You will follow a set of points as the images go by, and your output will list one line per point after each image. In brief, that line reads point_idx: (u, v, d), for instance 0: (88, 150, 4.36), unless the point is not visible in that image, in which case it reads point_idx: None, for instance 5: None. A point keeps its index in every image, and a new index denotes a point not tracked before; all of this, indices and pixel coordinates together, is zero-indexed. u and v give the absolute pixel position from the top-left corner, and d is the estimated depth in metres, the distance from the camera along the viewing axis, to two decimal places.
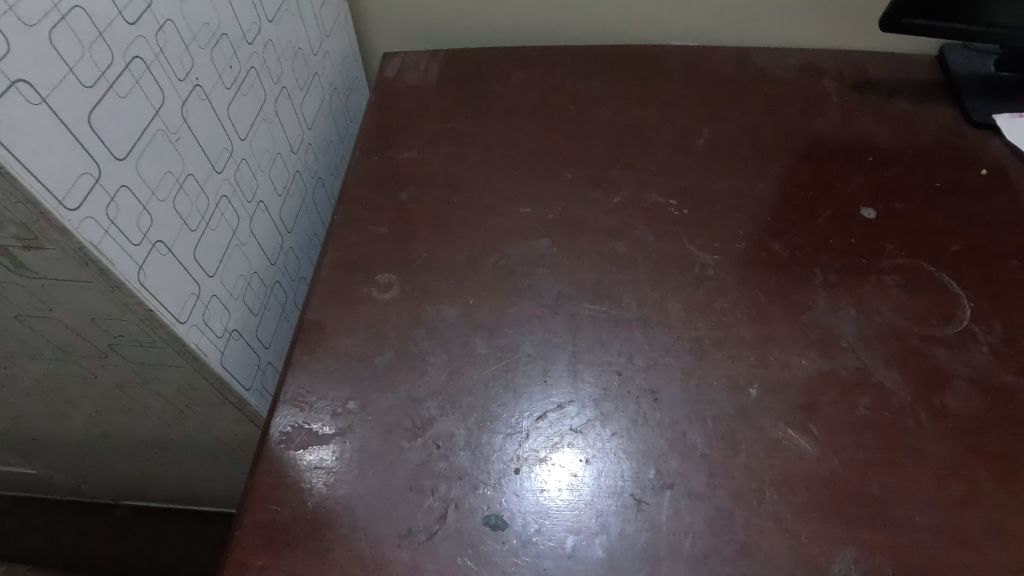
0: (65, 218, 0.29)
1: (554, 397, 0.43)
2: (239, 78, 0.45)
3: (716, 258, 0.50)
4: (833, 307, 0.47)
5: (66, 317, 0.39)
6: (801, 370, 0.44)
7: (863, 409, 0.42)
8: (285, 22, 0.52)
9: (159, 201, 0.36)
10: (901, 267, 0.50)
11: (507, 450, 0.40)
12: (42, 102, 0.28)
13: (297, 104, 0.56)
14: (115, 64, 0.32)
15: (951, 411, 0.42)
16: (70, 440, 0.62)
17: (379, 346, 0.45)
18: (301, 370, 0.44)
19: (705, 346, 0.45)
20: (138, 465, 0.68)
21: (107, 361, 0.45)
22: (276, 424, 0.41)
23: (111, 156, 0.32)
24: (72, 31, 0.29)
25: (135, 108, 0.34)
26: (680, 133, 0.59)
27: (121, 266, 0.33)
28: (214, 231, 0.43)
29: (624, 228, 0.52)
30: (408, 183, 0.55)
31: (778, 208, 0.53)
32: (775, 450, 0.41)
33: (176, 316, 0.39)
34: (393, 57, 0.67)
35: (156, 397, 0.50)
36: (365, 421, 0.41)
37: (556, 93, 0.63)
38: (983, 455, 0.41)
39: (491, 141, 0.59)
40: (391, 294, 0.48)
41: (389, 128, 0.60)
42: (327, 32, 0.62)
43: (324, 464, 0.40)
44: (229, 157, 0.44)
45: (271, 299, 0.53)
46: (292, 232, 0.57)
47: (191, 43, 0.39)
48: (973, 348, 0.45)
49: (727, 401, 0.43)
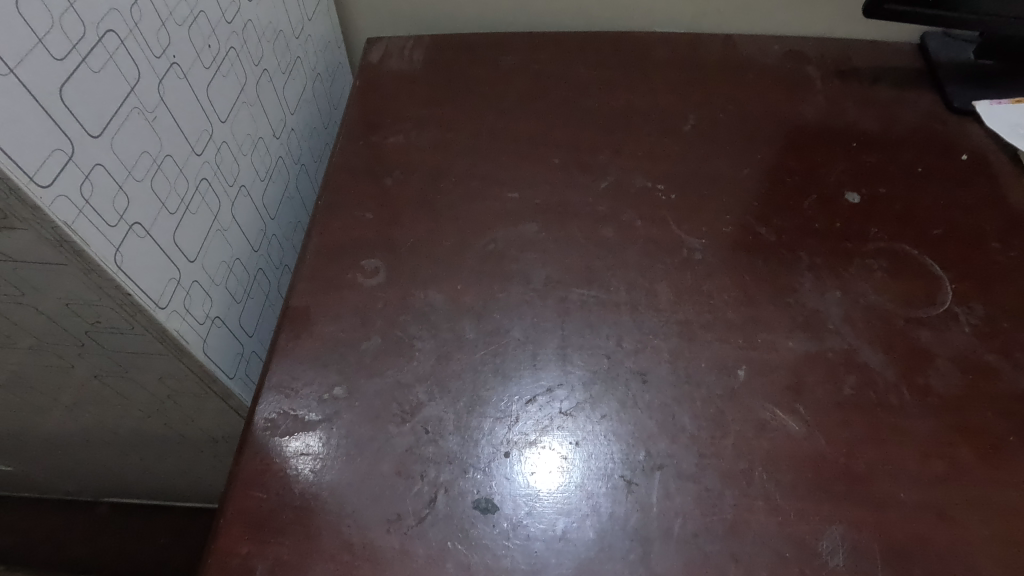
0: (36, 195, 0.28)
1: (543, 380, 0.42)
2: (218, 58, 0.44)
3: (704, 242, 0.50)
4: (819, 290, 0.48)
5: (39, 303, 0.38)
6: (788, 352, 0.44)
7: (848, 389, 0.43)
8: (266, 2, 0.51)
9: (136, 182, 0.35)
10: (884, 250, 0.50)
11: (497, 434, 0.40)
12: (9, 74, 0.26)
13: (279, 88, 0.54)
14: (88, 37, 0.31)
15: (934, 390, 0.43)
16: (47, 435, 0.60)
17: (366, 332, 0.44)
18: (286, 357, 0.43)
19: (694, 329, 0.45)
20: (118, 459, 0.66)
21: (84, 350, 0.43)
22: (261, 411, 0.41)
23: (84, 133, 0.31)
24: (41, 0, 0.28)
25: (109, 84, 0.32)
26: (667, 119, 0.59)
27: (97, 248, 0.32)
28: (194, 214, 0.42)
29: (612, 213, 0.52)
30: (393, 169, 0.54)
31: (764, 193, 0.54)
32: (763, 430, 0.41)
33: (156, 301, 0.38)
34: (377, 43, 0.66)
35: (135, 387, 0.48)
36: (352, 407, 0.41)
37: (543, 78, 0.63)
38: (966, 432, 0.41)
39: (478, 126, 0.58)
40: (377, 280, 0.47)
41: (374, 114, 0.59)
42: (310, 15, 0.61)
43: (310, 450, 0.39)
44: (209, 139, 0.43)
45: (254, 287, 0.52)
46: (275, 219, 0.56)
47: (167, 19, 0.37)
48: (955, 328, 0.46)
49: (715, 383, 0.43)
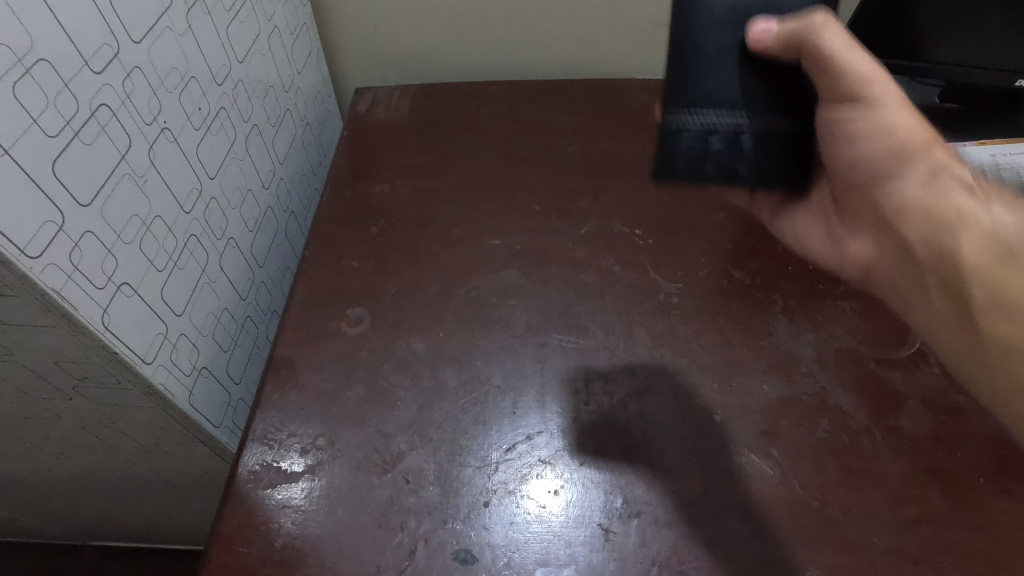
0: (26, 265, 0.30)
1: (523, 428, 0.43)
2: (208, 119, 0.46)
3: (680, 287, 0.52)
4: (792, 332, 0.49)
5: (28, 360, 0.39)
6: (762, 396, 0.45)
7: (821, 432, 0.44)
8: (256, 61, 0.53)
9: (125, 244, 0.37)
10: (856, 292, 0.52)
11: (477, 483, 0.41)
12: (4, 154, 0.28)
13: (269, 141, 0.56)
14: (81, 113, 0.32)
15: (905, 432, 0.44)
16: (34, 482, 0.61)
17: (349, 382, 0.45)
18: (271, 408, 0.44)
19: (670, 374, 0.46)
20: (105, 504, 0.66)
21: (71, 403, 0.44)
22: (244, 463, 0.41)
23: (76, 203, 0.32)
24: (37, 84, 0.30)
25: (100, 155, 0.34)
26: (644, 164, 0.61)
27: (85, 310, 0.33)
28: (182, 270, 0.43)
29: (591, 258, 0.53)
30: (379, 217, 0.56)
31: (738, 236, 0.55)
32: (738, 475, 0.42)
33: (142, 357, 0.39)
34: (365, 93, 0.68)
35: (122, 437, 0.49)
36: (335, 458, 0.42)
37: (525, 126, 0.65)
38: (937, 474, 0.42)
39: (461, 174, 0.60)
40: (361, 329, 0.48)
41: (361, 163, 0.61)
42: (299, 69, 0.63)
43: (293, 502, 0.40)
44: (198, 196, 0.45)
45: (241, 334, 0.53)
46: (264, 266, 0.57)
47: (159, 88, 0.39)
48: (925, 369, 0.47)
49: (692, 428, 0.44)
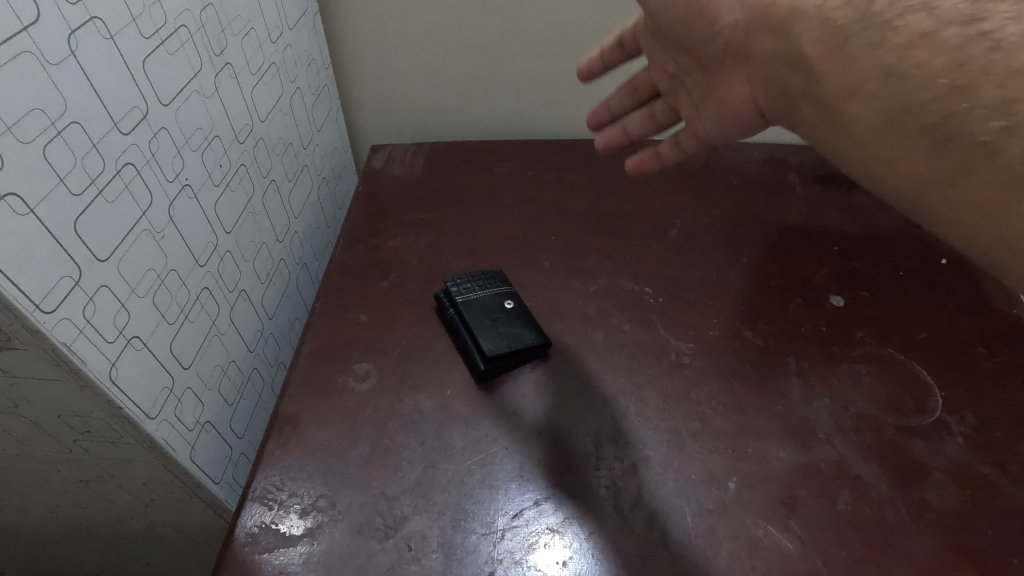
0: (40, 320, 0.30)
1: (531, 493, 0.42)
2: (228, 175, 0.47)
3: (691, 346, 0.51)
4: (808, 398, 0.48)
5: (32, 412, 0.38)
6: (779, 464, 0.44)
7: (843, 504, 0.42)
8: (277, 120, 0.55)
9: (138, 297, 0.37)
10: (871, 355, 0.51)
11: (482, 552, 0.39)
12: (29, 213, 0.29)
13: (285, 196, 0.58)
14: (106, 172, 0.33)
15: (931, 506, 0.42)
16: (25, 539, 0.58)
17: (354, 440, 0.44)
18: (273, 466, 0.43)
19: (682, 438, 0.45)
20: (95, 563, 0.63)
21: (70, 456, 0.43)
22: (243, 524, 0.40)
23: (93, 259, 0.33)
24: (66, 144, 0.31)
25: (121, 211, 0.35)
26: (654, 222, 0.62)
27: (94, 365, 0.33)
28: (192, 322, 0.43)
29: (600, 315, 0.53)
30: (390, 272, 0.56)
31: (750, 296, 0.55)
32: (756, 549, 0.40)
33: (146, 412, 0.38)
34: (380, 151, 0.70)
35: (120, 492, 0.48)
36: (336, 521, 0.40)
37: (538, 182, 0.66)
38: (967, 552, 0.40)
39: (472, 229, 0.61)
40: (368, 385, 0.48)
41: (376, 217, 0.62)
42: (318, 125, 0.66)
43: (290, 568, 0.38)
44: (213, 250, 0.45)
45: (246, 388, 0.52)
46: (273, 318, 0.57)
47: (182, 147, 0.41)
48: (948, 438, 0.45)
49: (705, 496, 0.42)
